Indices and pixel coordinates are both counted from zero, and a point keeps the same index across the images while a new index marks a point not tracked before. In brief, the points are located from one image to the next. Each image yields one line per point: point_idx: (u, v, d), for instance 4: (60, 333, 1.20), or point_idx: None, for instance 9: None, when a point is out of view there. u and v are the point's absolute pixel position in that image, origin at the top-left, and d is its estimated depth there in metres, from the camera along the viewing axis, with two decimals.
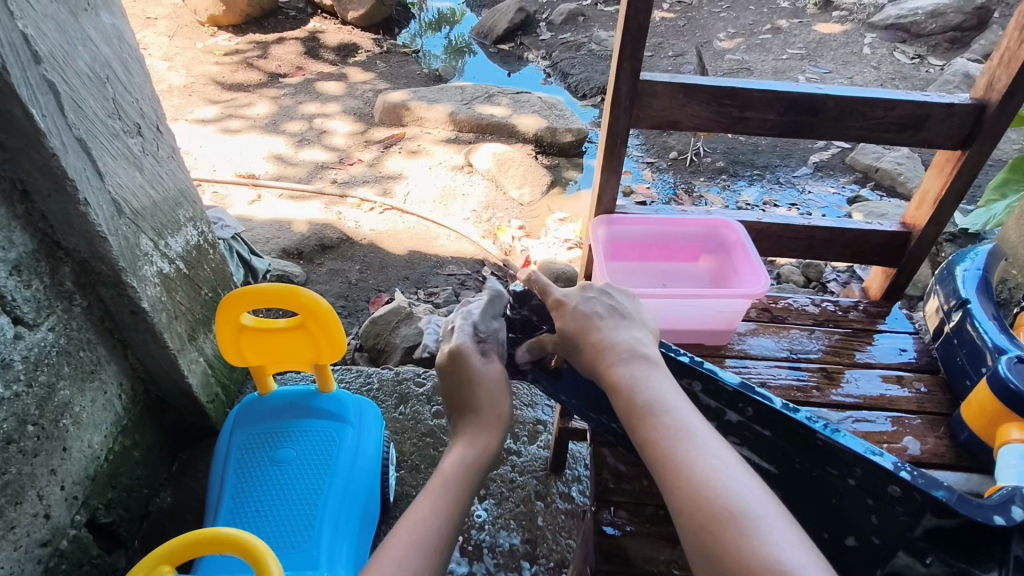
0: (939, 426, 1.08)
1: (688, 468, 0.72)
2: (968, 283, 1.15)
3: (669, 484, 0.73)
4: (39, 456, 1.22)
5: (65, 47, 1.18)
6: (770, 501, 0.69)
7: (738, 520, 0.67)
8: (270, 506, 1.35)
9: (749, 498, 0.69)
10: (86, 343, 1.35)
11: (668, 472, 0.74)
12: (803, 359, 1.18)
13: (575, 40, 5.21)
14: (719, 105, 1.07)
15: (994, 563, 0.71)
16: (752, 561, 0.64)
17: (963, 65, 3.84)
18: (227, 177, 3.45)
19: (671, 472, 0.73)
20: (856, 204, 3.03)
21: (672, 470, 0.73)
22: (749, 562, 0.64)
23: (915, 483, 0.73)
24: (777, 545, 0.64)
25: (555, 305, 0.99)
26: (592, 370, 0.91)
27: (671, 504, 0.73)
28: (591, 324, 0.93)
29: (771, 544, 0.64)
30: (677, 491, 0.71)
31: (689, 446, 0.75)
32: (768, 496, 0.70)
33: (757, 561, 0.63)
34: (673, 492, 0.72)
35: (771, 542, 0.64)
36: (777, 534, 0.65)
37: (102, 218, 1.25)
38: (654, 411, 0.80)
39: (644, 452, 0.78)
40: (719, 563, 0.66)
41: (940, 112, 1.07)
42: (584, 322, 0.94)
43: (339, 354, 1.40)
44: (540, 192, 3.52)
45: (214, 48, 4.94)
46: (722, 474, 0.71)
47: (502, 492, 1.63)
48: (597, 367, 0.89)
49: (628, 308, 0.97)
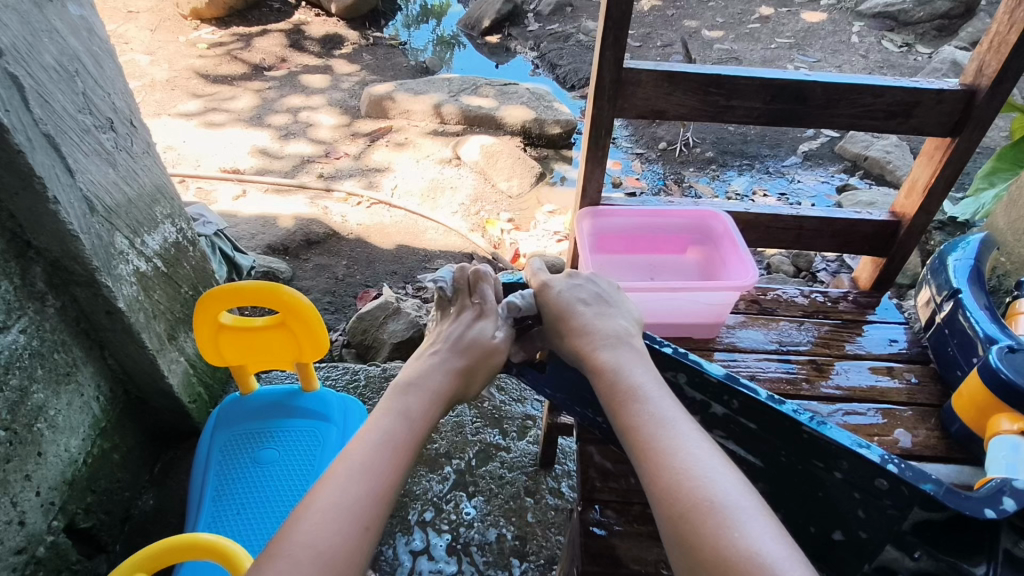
0: (929, 417, 1.06)
1: (669, 456, 0.70)
2: (959, 273, 1.13)
3: (652, 467, 0.71)
4: (12, 462, 1.19)
5: (28, 39, 1.13)
6: (748, 493, 0.67)
7: (718, 510, 0.65)
8: (254, 509, 1.32)
9: (728, 488, 0.67)
10: (61, 344, 1.32)
11: (648, 461, 0.72)
12: (792, 352, 1.16)
13: (563, 30, 5.16)
14: (705, 94, 1.04)
15: (982, 556, 0.68)
16: (729, 553, 0.62)
17: (951, 52, 3.84)
18: (210, 173, 3.39)
19: (652, 459, 0.71)
20: (845, 193, 3.03)
21: (653, 458, 0.71)
22: (727, 553, 0.62)
23: (901, 476, 0.71)
24: (757, 538, 0.62)
25: (541, 288, 0.97)
26: (574, 355, 0.88)
27: (649, 489, 0.71)
28: (572, 311, 0.91)
29: (751, 536, 0.62)
30: (659, 479, 0.69)
31: (670, 434, 0.73)
32: (748, 487, 0.68)
33: (737, 553, 0.61)
34: (652, 479, 0.70)
35: (749, 532, 0.62)
36: (756, 525, 0.64)
37: (73, 216, 1.21)
38: (637, 395, 0.78)
39: (625, 438, 0.76)
40: (696, 553, 0.64)
41: (930, 99, 1.05)
42: (565, 308, 0.91)
43: (320, 353, 1.37)
44: (528, 184, 3.49)
45: (197, 41, 4.86)
46: (701, 464, 0.69)
47: (491, 489, 1.62)
48: (579, 355, 0.87)
49: (608, 293, 0.95)
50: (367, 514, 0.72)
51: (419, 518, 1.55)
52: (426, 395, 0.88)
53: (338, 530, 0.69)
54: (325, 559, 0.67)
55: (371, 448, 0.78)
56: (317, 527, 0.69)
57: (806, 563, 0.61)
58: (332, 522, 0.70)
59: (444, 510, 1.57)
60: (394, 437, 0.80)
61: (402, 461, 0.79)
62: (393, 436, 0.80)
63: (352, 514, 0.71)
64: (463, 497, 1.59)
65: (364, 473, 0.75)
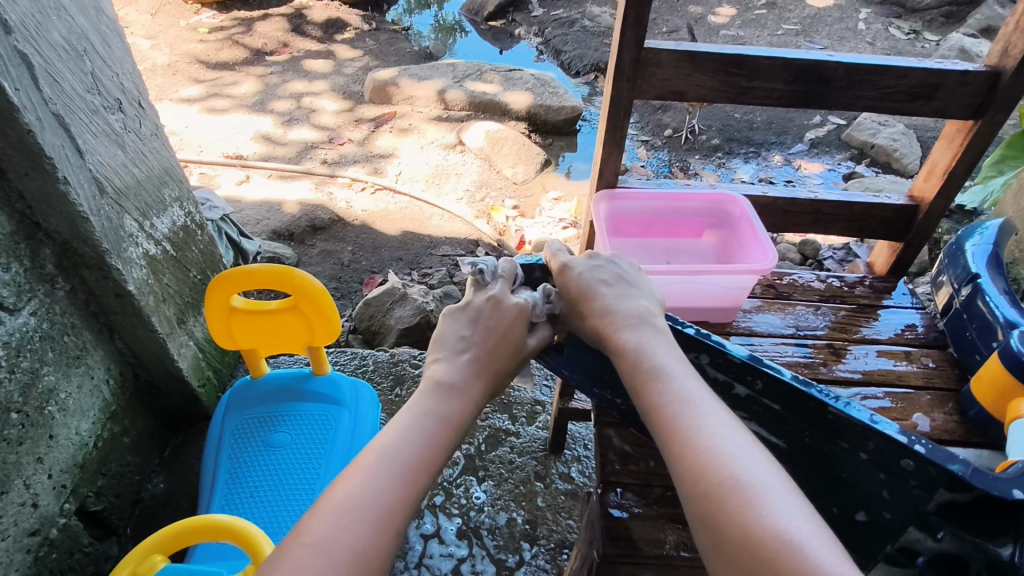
0: (947, 401, 1.05)
1: (693, 436, 0.70)
2: (978, 258, 1.12)
3: (676, 447, 0.71)
4: (25, 444, 1.18)
5: (36, 16, 1.11)
6: (773, 471, 0.67)
7: (744, 488, 0.64)
8: (266, 493, 1.32)
9: (754, 467, 0.66)
10: (71, 327, 1.31)
11: (672, 440, 0.71)
12: (809, 335, 1.15)
13: (567, 16, 5.11)
14: (726, 74, 1.02)
15: (1007, 538, 0.68)
16: (755, 532, 0.61)
17: (960, 38, 3.81)
18: (214, 158, 3.37)
19: (675, 439, 0.71)
20: (852, 180, 3.01)
21: (677, 438, 0.71)
22: (753, 531, 0.61)
23: (928, 455, 0.71)
24: (784, 515, 0.62)
25: (558, 269, 0.96)
26: (595, 335, 0.88)
27: (673, 469, 0.71)
28: (592, 292, 0.91)
29: (777, 514, 0.62)
30: (682, 458, 0.69)
31: (694, 414, 0.72)
32: (773, 465, 0.68)
33: (763, 532, 0.61)
34: (676, 458, 0.70)
35: (775, 511, 0.62)
36: (782, 502, 0.63)
37: (83, 197, 1.20)
38: (659, 376, 0.77)
39: (647, 418, 0.76)
40: (720, 531, 0.64)
41: (954, 81, 1.02)
42: (585, 288, 0.91)
43: (332, 336, 1.37)
44: (533, 170, 3.47)
45: (198, 25, 4.82)
46: (726, 442, 0.69)
47: (501, 473, 1.62)
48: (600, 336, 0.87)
49: (628, 275, 0.94)
50: (403, 515, 0.70)
51: (429, 502, 1.56)
52: (465, 393, 0.86)
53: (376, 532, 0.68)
54: (357, 560, 0.65)
55: (410, 450, 0.76)
56: (347, 525, 0.67)
57: (833, 542, 0.61)
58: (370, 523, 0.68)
59: (455, 495, 1.57)
60: (434, 440, 0.78)
61: (437, 464, 0.77)
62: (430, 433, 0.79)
63: (387, 516, 0.69)
64: (473, 482, 1.60)
65: (399, 474, 0.73)
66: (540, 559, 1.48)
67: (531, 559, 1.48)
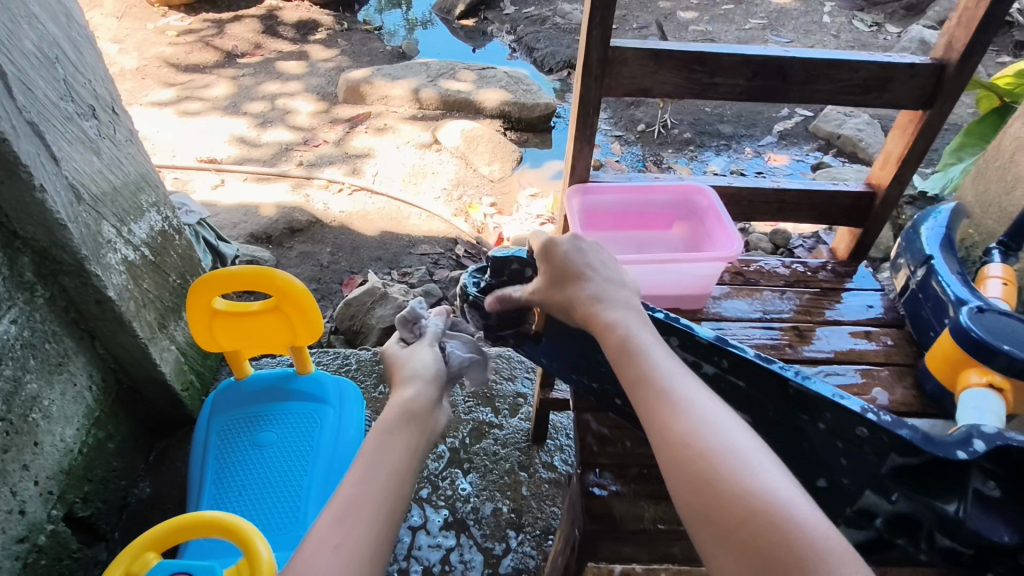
0: (905, 375, 1.10)
1: (673, 409, 0.74)
2: (931, 241, 1.18)
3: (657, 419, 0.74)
4: (9, 453, 1.19)
5: (8, 24, 1.12)
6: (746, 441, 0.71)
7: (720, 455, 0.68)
8: (254, 489, 1.34)
9: (730, 435, 0.71)
10: (52, 335, 1.31)
11: (656, 413, 0.75)
12: (776, 319, 1.18)
13: (539, 13, 5.15)
14: (689, 72, 1.06)
15: (954, 496, 0.75)
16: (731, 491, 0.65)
17: (919, 30, 3.92)
18: (187, 162, 3.34)
19: (658, 411, 0.75)
20: (819, 170, 3.10)
21: (660, 411, 0.75)
22: (730, 493, 0.65)
23: (880, 423, 0.77)
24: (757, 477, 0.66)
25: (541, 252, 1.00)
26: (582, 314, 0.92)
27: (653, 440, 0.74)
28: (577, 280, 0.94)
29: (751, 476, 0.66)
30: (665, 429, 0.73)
31: (672, 390, 0.76)
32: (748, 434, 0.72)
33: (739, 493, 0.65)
34: (659, 430, 0.73)
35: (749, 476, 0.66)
36: (754, 466, 0.68)
37: (61, 204, 1.21)
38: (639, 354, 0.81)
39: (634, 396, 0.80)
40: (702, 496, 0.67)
41: (903, 73, 1.05)
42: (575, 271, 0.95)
43: (315, 336, 1.38)
44: (509, 168, 3.50)
45: (166, 28, 4.75)
46: (702, 415, 0.73)
47: (486, 465, 1.66)
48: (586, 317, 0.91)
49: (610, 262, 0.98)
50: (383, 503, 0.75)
51: (415, 495, 1.59)
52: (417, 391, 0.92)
53: (358, 521, 0.73)
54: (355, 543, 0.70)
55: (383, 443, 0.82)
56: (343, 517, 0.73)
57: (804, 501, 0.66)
58: (344, 517, 0.73)
59: (440, 487, 1.61)
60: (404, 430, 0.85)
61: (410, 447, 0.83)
62: (395, 430, 0.85)
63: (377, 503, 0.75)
64: (458, 474, 1.64)
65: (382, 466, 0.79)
66: (526, 546, 1.52)
67: (517, 546, 1.52)
